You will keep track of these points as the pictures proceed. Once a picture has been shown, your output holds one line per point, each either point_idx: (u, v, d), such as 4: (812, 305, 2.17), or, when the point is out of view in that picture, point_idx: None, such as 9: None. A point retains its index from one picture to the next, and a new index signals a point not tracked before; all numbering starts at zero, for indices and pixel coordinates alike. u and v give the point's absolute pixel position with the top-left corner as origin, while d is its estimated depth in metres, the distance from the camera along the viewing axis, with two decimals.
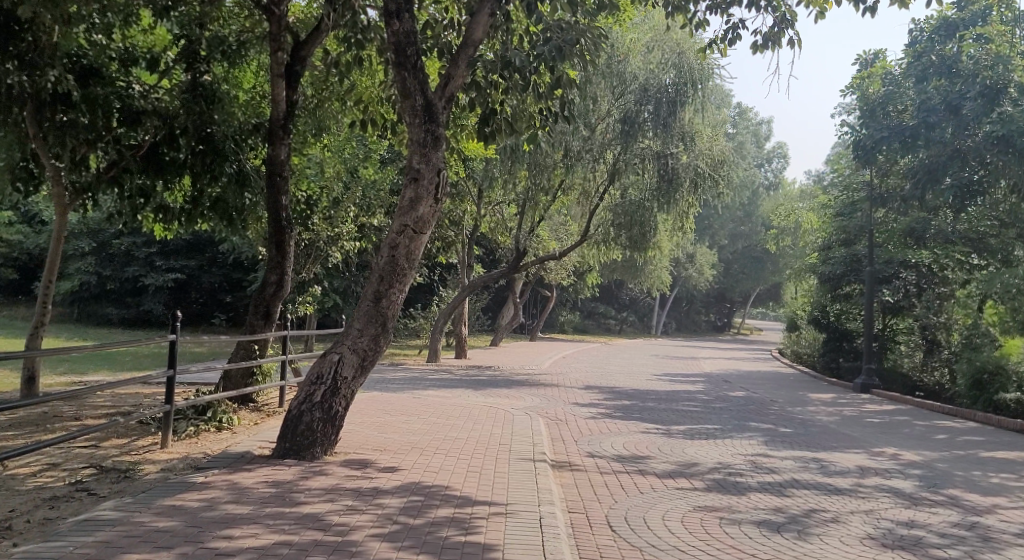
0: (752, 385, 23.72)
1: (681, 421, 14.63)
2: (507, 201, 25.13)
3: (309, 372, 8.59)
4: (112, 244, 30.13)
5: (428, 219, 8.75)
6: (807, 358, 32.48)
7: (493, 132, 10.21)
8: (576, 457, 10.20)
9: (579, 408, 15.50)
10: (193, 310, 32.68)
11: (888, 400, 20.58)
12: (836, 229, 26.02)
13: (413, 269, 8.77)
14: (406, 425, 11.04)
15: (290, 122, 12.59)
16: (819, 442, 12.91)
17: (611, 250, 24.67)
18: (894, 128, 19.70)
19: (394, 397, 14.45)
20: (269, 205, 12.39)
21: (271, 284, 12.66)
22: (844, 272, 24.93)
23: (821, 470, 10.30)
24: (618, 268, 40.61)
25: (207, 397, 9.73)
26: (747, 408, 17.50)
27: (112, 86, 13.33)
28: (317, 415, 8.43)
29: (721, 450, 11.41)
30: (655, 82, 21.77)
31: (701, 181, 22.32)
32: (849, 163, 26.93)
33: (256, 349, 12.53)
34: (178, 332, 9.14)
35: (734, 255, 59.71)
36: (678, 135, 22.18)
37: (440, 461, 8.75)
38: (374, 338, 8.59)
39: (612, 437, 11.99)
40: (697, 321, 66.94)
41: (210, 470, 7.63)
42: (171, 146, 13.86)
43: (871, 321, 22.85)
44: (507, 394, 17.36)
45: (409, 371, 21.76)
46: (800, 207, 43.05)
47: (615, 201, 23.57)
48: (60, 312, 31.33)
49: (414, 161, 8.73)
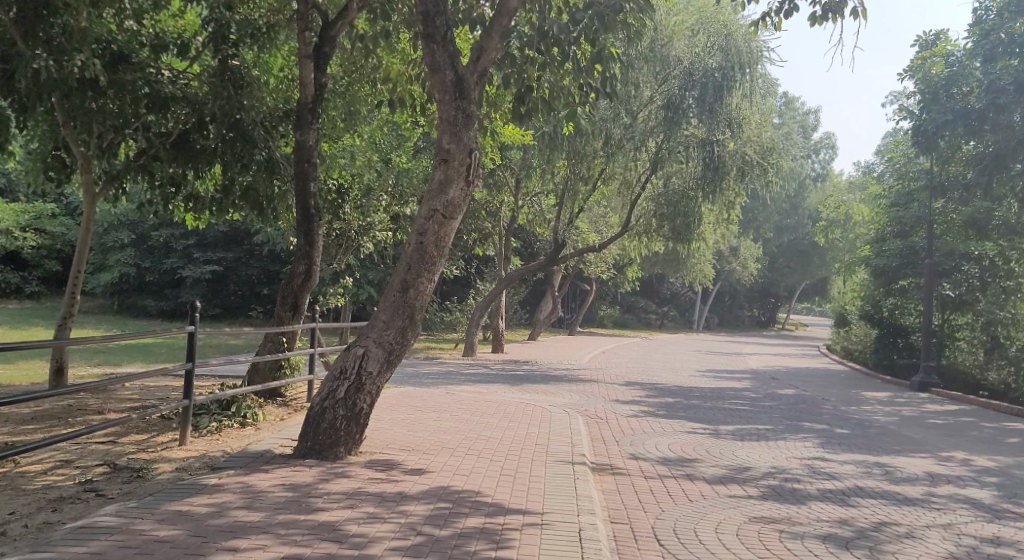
0: (802, 382, 22.79)
1: (729, 420, 13.88)
2: (545, 191, 24.47)
3: (332, 366, 8.06)
4: (151, 236, 30.02)
5: (459, 203, 8.14)
6: (858, 355, 31.35)
7: (528, 112, 9.67)
8: (618, 459, 9.53)
9: (620, 405, 14.80)
10: (231, 303, 32.52)
11: (948, 400, 19.57)
12: (891, 220, 24.96)
13: (443, 257, 8.18)
14: (437, 423, 10.47)
15: (319, 106, 12.08)
16: (880, 446, 12.09)
17: (654, 242, 23.87)
18: (958, 110, 18.94)
19: (427, 393, 13.90)
20: (298, 193, 11.91)
21: (299, 274, 12.15)
22: (900, 266, 23.86)
23: (886, 477, 9.51)
24: (660, 262, 39.70)
25: (229, 391, 9.23)
26: (799, 408, 16.66)
27: (141, 72, 12.66)
28: (340, 412, 7.90)
29: (775, 453, 10.67)
30: (700, 65, 20.77)
31: (749, 170, 21.49)
32: (902, 151, 25.75)
33: (284, 342, 12.03)
34: (197, 323, 8.61)
35: (779, 249, 58.32)
36: (724, 121, 21.10)
37: (472, 463, 8.15)
38: (401, 331, 8.00)
39: (656, 438, 11.29)
40: (740, 316, 65.66)
41: (224, 470, 7.08)
42: (202, 134, 13.33)
43: (930, 317, 21.84)
44: (545, 390, 16.73)
45: (445, 366, 21.21)
46: (851, 199, 41.76)
47: (657, 192, 22.74)
48: (99, 304, 31.36)
49: (444, 141, 8.12)
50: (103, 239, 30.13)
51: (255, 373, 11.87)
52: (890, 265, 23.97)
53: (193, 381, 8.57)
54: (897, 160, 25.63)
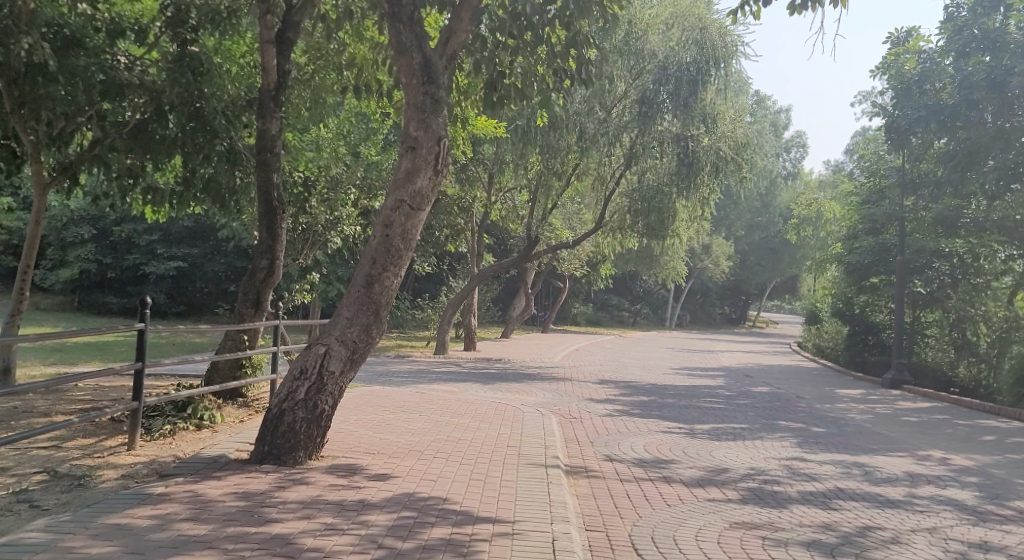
0: (775, 379, 22.62)
1: (705, 419, 13.59)
2: (518, 186, 24.11)
3: (292, 366, 7.62)
4: (113, 232, 29.23)
5: (427, 193, 7.74)
6: (829, 352, 31.34)
7: (501, 100, 9.29)
8: (593, 461, 9.19)
9: (594, 404, 14.46)
10: (196, 300, 31.79)
11: (921, 397, 19.49)
12: (862, 218, 24.87)
13: (410, 250, 7.77)
14: (405, 424, 10.06)
15: (283, 94, 11.65)
16: (857, 444, 11.85)
17: (628, 238, 23.51)
18: (931, 106, 18.79)
19: (396, 392, 13.46)
20: (260, 184, 11.44)
21: (261, 269, 11.65)
22: (873, 262, 23.78)
23: (866, 478, 9.23)
24: (633, 259, 39.48)
25: (183, 392, 8.76)
26: (774, 406, 16.43)
27: (95, 57, 12.16)
28: (299, 414, 7.46)
29: (753, 454, 10.37)
30: (675, 60, 20.59)
31: (723, 166, 21.27)
32: (875, 148, 25.68)
33: (244, 341, 11.53)
34: (147, 320, 8.13)
35: (751, 246, 58.43)
36: (698, 116, 21.08)
37: (441, 467, 7.75)
38: (365, 328, 7.59)
39: (631, 438, 10.96)
40: (711, 313, 65.79)
41: (173, 478, 6.64)
42: (160, 123, 12.81)
43: (902, 314, 21.83)
44: (518, 388, 16.35)
45: (415, 364, 20.74)
46: (822, 198, 41.84)
47: (631, 188, 22.29)
48: (59, 301, 30.50)
49: (410, 128, 7.72)
50: (63, 235, 29.32)
51: (216, 372, 11.35)
52: (862, 263, 23.85)
53: (143, 381, 8.10)
54: (869, 157, 25.57)
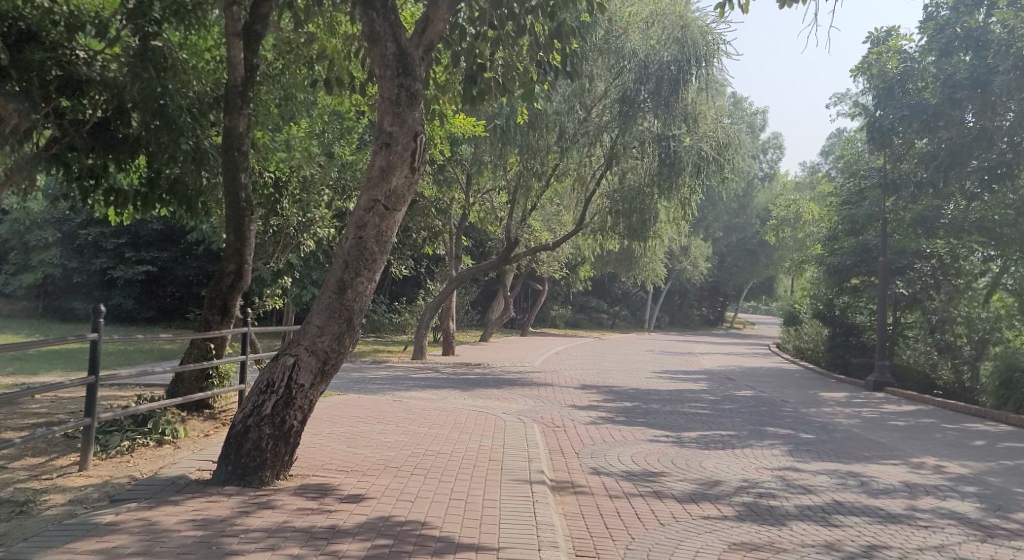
0: (758, 383, 22.31)
1: (691, 426, 13.19)
2: (497, 188, 23.66)
3: (258, 379, 7.11)
4: (78, 235, 28.47)
5: (403, 192, 7.24)
6: (810, 353, 31.13)
7: (481, 94, 8.84)
8: (579, 475, 8.74)
9: (577, 412, 14.01)
10: (166, 305, 31.03)
11: (906, 400, 19.24)
12: (842, 219, 24.64)
13: (386, 253, 7.27)
14: (382, 436, 9.54)
15: (251, 90, 11.12)
16: (848, 452, 11.46)
17: (608, 240, 23.02)
18: (915, 105, 18.43)
19: (371, 401, 12.92)
20: (226, 184, 10.87)
21: (229, 273, 11.10)
22: (854, 264, 23.38)
23: (863, 489, 8.84)
24: (612, 261, 39.11)
25: (142, 406, 8.23)
26: (759, 411, 16.05)
27: (53, 52, 11.56)
28: (265, 431, 6.94)
29: (743, 464, 9.98)
30: (656, 57, 20.16)
31: (705, 166, 20.92)
32: (855, 148, 25.47)
33: (211, 349, 10.97)
34: (101, 330, 7.57)
35: (728, 248, 58.27)
36: (680, 116, 20.68)
37: (418, 485, 7.28)
38: (337, 337, 7.07)
39: (617, 448, 10.52)
40: (690, 315, 65.65)
41: (126, 504, 6.14)
42: (122, 121, 12.33)
43: (885, 315, 21.55)
44: (498, 395, 15.89)
45: (391, 370, 20.18)
46: (801, 198, 41.65)
47: (613, 188, 21.83)
48: (24, 307, 29.65)
49: (385, 123, 7.22)
50: (27, 238, 28.53)
51: (181, 382, 10.75)
52: (844, 264, 23.53)
53: (97, 395, 7.58)
54: (849, 157, 25.36)
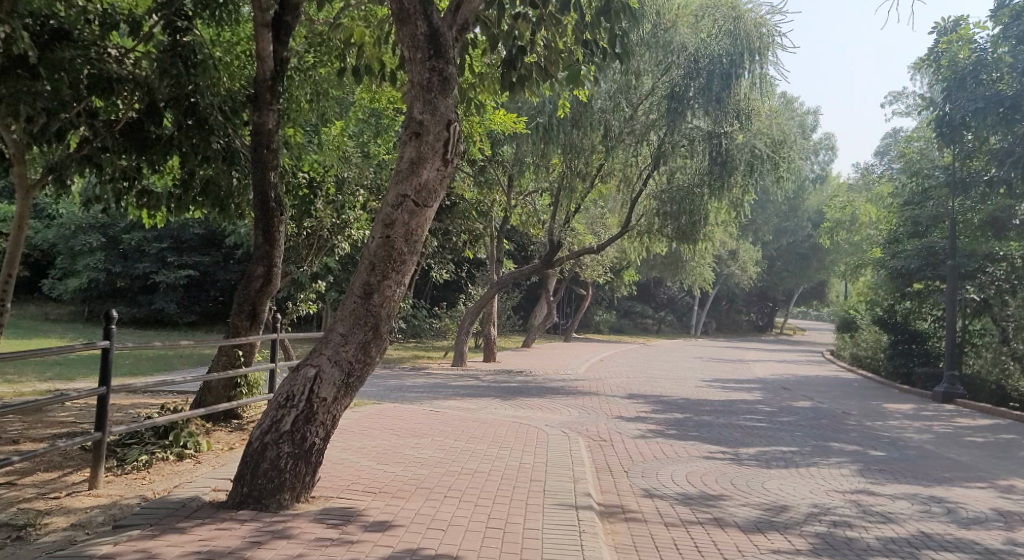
0: (815, 392, 21.22)
1: (749, 441, 12.35)
2: (540, 189, 22.96)
3: (277, 391, 6.46)
4: (122, 240, 28.60)
5: (435, 186, 6.58)
6: (867, 361, 29.84)
7: (521, 79, 8.26)
8: (630, 497, 7.97)
9: (625, 423, 13.23)
10: (209, 309, 30.89)
11: (978, 413, 18.05)
12: (904, 220, 23.43)
13: (416, 253, 6.61)
14: (415, 452, 8.87)
15: (280, 85, 10.60)
16: (926, 472, 10.53)
17: (656, 243, 22.00)
18: (989, 97, 17.20)
19: (407, 411, 12.29)
20: (254, 184, 10.34)
21: (258, 277, 10.54)
22: (919, 268, 22.07)
23: (951, 518, 8.00)
24: (658, 265, 38.12)
25: (162, 419, 7.66)
26: (821, 424, 15.10)
27: (84, 49, 10.87)
28: (284, 449, 6.29)
29: (810, 485, 9.15)
30: (706, 51, 19.32)
31: (759, 164, 19.89)
32: (918, 147, 24.14)
33: (240, 357, 10.35)
34: (112, 337, 7.02)
35: (778, 251, 56.76)
36: (732, 112, 19.67)
37: (451, 511, 6.61)
38: (362, 346, 6.43)
39: (670, 466, 9.73)
40: (738, 320, 64.22)
41: (130, 531, 5.58)
42: (155, 122, 11.64)
43: (953, 322, 20.30)
44: (541, 405, 15.14)
45: (432, 377, 19.54)
46: (857, 199, 40.16)
47: (660, 188, 20.91)
48: (69, 311, 29.74)
49: (414, 111, 6.56)
50: (71, 242, 28.55)
51: (208, 390, 10.14)
52: (907, 267, 22.32)
53: (108, 408, 7.01)
54: (910, 156, 24.11)
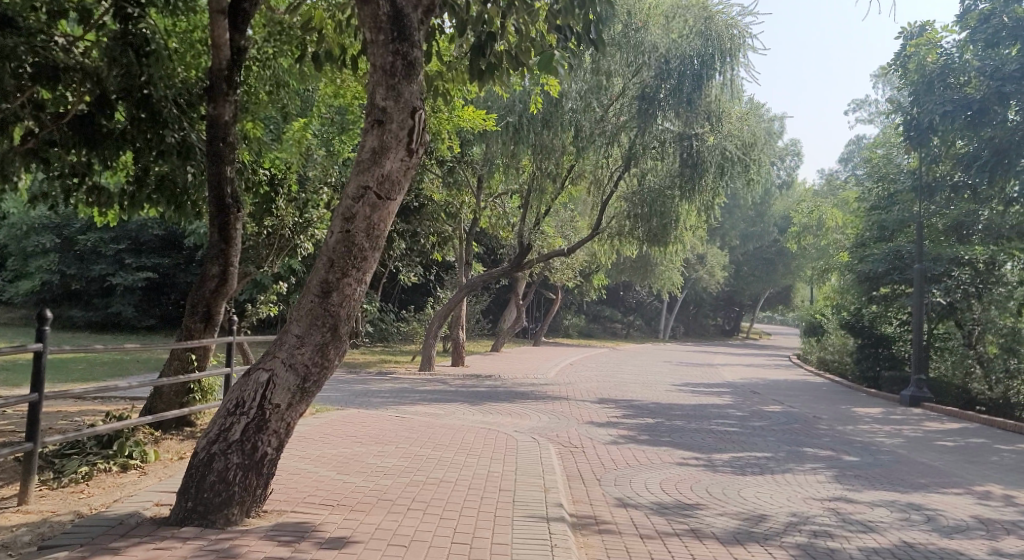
0: (785, 397, 21.04)
1: (722, 446, 12.06)
2: (509, 191, 22.64)
3: (226, 397, 6.04)
4: (78, 240, 27.73)
5: (399, 177, 6.18)
6: (834, 365, 29.89)
7: (490, 69, 7.95)
8: (603, 508, 7.61)
9: (596, 429, 12.87)
10: (169, 312, 30.07)
11: (947, 417, 17.96)
12: (871, 225, 23.37)
13: (379, 249, 6.21)
14: (378, 461, 8.43)
15: (237, 76, 10.13)
16: (902, 478, 10.28)
17: (626, 246, 21.72)
18: (958, 101, 16.93)
19: (370, 417, 11.83)
20: (209, 179, 9.85)
21: (212, 277, 10.04)
22: (887, 271, 21.98)
23: (933, 527, 7.72)
24: (627, 269, 37.93)
25: (103, 428, 7.17)
26: (792, 428, 14.86)
27: (29, 39, 10.29)
28: (232, 460, 5.85)
29: (788, 492, 8.85)
30: (677, 51, 19.04)
31: (729, 166, 19.72)
32: (884, 151, 24.09)
33: (193, 361, 9.89)
34: (45, 340, 6.53)
35: (745, 256, 56.91)
36: (703, 114, 19.55)
37: (414, 525, 6.22)
38: (319, 348, 6.01)
39: (643, 473, 9.40)
40: (705, 325, 64.35)
41: (59, 552, 5.10)
42: (106, 115, 11.03)
43: (920, 325, 20.21)
44: (510, 410, 14.74)
45: (397, 382, 19.04)
46: (825, 205, 40.31)
47: (631, 190, 20.58)
48: (21, 314, 28.77)
49: (377, 97, 6.16)
50: (25, 243, 27.70)
51: (158, 396, 9.63)
52: (875, 271, 22.26)
53: (41, 416, 6.51)
54: (876, 160, 24.09)
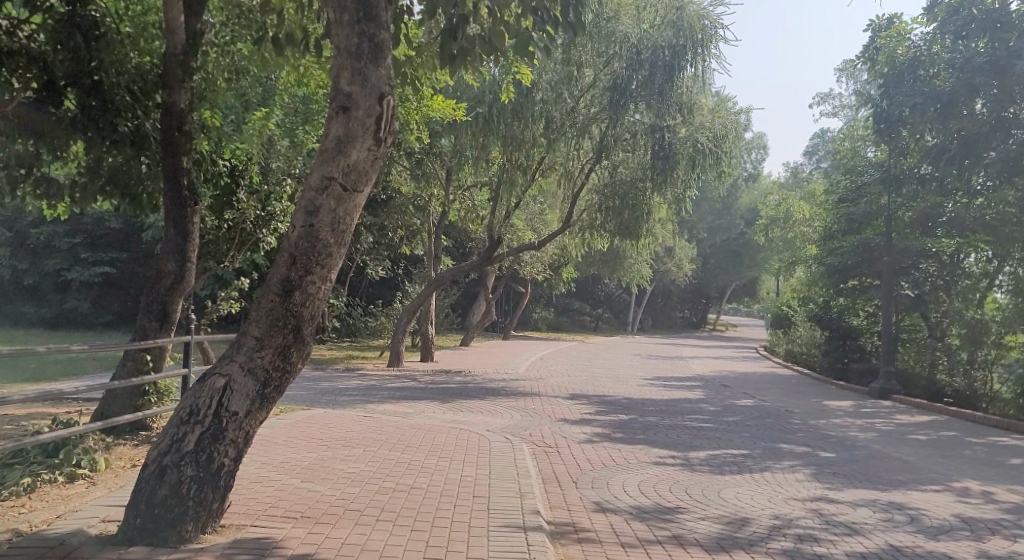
0: (756, 390, 20.93)
1: (698, 443, 11.82)
2: (479, 183, 22.28)
3: (180, 404, 5.65)
4: (31, 235, 26.89)
5: (366, 168, 5.80)
6: (803, 358, 29.91)
7: (462, 53, 7.66)
8: (580, 513, 7.31)
9: (569, 427, 12.57)
10: (127, 308, 29.27)
11: (916, 409, 17.93)
12: (840, 218, 23.30)
13: (344, 245, 5.82)
14: (346, 466, 8.04)
15: (194, 61, 9.69)
16: (880, 474, 10.08)
17: (597, 239, 21.43)
18: (927, 93, 16.72)
19: (336, 417, 11.43)
20: (166, 169, 9.37)
21: (169, 274, 9.57)
22: (856, 263, 21.93)
23: (918, 527, 7.50)
24: (596, 262, 37.73)
25: (49, 437, 6.60)
26: (766, 423, 14.68)
27: None
28: (187, 472, 5.46)
29: (768, 492, 8.61)
30: (649, 42, 18.79)
31: (701, 159, 19.52)
32: (852, 144, 24.05)
33: (148, 362, 9.44)
34: None
35: (712, 249, 57.00)
36: (674, 105, 19.32)
37: (384, 539, 5.85)
38: (281, 351, 5.62)
39: (620, 474, 9.12)
40: (673, 317, 64.51)
41: None
42: (54, 102, 10.30)
43: (890, 318, 20.16)
44: (480, 407, 14.39)
45: (364, 379, 18.60)
46: (792, 198, 40.37)
47: (603, 182, 20.32)
48: None
49: (341, 82, 5.76)
50: None
51: (112, 399, 9.30)
52: (845, 264, 22.19)
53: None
54: (844, 153, 24.05)
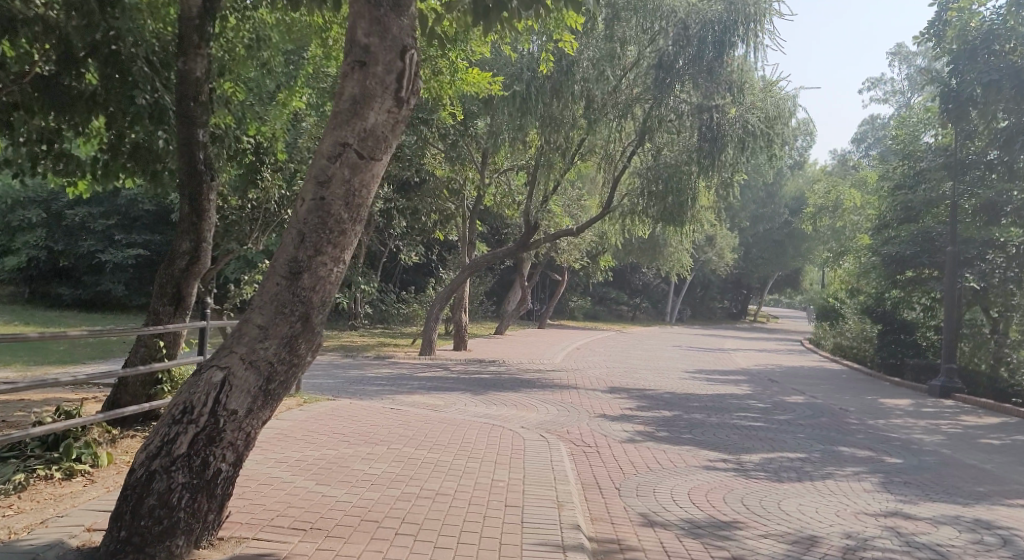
0: (806, 385, 19.87)
1: (750, 445, 10.93)
2: (516, 166, 21.40)
3: (173, 400, 4.94)
4: (65, 216, 26.81)
5: (386, 133, 5.03)
6: (852, 352, 28.64)
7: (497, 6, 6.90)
8: (626, 528, 6.52)
9: (609, 423, 11.75)
10: None
11: (981, 410, 16.78)
12: (895, 205, 22.05)
13: (361, 221, 5.06)
14: (367, 467, 7.32)
15: (211, 26, 8.97)
16: (958, 485, 9.10)
17: (638, 226, 20.44)
18: (1004, 69, 15.43)
19: (363, 409, 10.71)
20: (179, 144, 8.70)
21: (183, 254, 8.90)
22: (914, 254, 20.57)
23: (1013, 552, 6.57)
24: (635, 249, 36.68)
25: (45, 428, 6.00)
26: (821, 423, 13.69)
27: None
28: (178, 479, 4.76)
29: (834, 505, 7.72)
30: (698, 16, 17.87)
31: (751, 141, 18.46)
32: (909, 128, 22.76)
33: (161, 348, 8.76)
34: None
35: (755, 239, 55.56)
36: (724, 84, 18.30)
37: None
38: (288, 342, 4.89)
39: (668, 480, 8.27)
40: (712, 308, 63.17)
41: None
42: (74, 74, 9.67)
43: (953, 312, 18.93)
44: (514, 401, 13.59)
45: (395, 367, 17.89)
46: (842, 186, 38.91)
47: (646, 165, 19.28)
48: (9, 294, 27.93)
49: (357, 34, 5.00)
50: (11, 219, 26.71)
51: (123, 388, 8.69)
52: (903, 254, 20.92)
53: None
54: (901, 138, 22.78)
